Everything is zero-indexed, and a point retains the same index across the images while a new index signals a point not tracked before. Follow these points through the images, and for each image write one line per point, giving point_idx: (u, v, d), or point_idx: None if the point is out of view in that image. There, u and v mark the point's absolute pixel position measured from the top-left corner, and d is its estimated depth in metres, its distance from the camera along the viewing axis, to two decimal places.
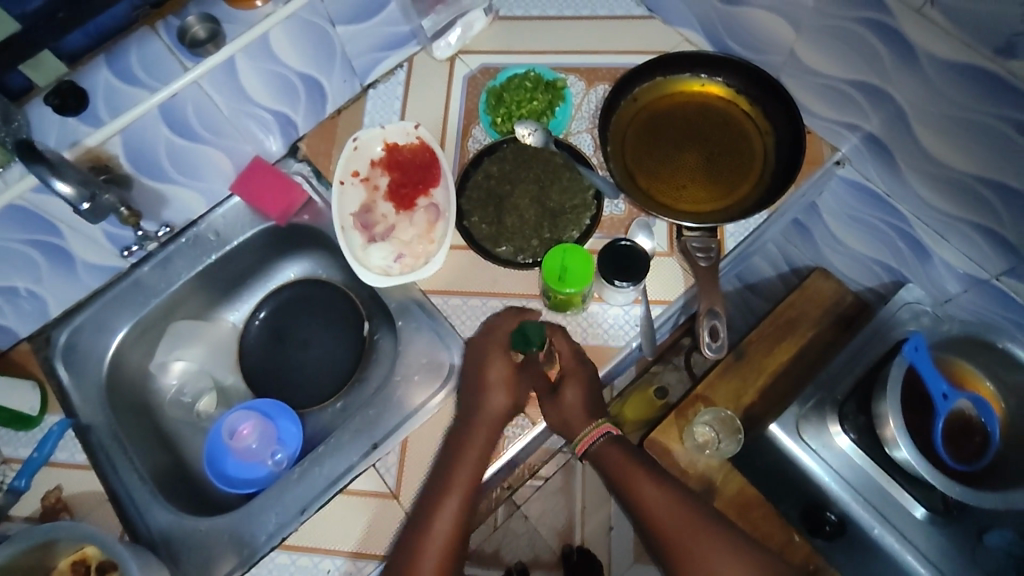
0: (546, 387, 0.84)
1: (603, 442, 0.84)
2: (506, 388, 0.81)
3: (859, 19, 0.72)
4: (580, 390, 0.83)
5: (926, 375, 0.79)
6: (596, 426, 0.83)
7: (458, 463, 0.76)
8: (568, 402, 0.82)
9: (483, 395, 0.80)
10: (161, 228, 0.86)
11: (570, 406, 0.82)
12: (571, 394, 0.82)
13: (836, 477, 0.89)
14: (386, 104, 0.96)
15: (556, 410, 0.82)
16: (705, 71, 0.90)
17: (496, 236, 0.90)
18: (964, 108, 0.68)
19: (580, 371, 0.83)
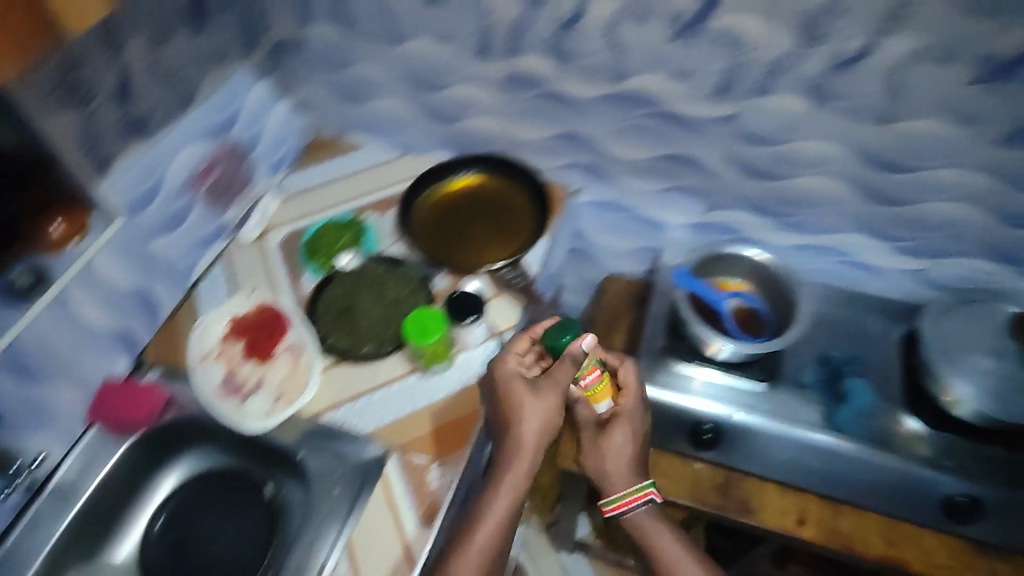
0: (592, 431, 0.89)
1: (643, 509, 0.85)
2: (545, 421, 0.83)
3: (533, 96, 1.00)
4: (627, 437, 0.88)
5: (702, 292, 1.01)
6: (636, 490, 0.85)
7: (495, 494, 0.80)
8: (613, 446, 0.88)
9: (523, 427, 0.82)
10: (35, 459, 0.83)
11: (615, 448, 0.87)
12: (619, 438, 0.88)
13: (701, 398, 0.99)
14: (217, 294, 1.00)
15: (596, 457, 0.88)
16: (459, 169, 1.08)
17: (356, 340, 0.94)
18: (620, 119, 0.98)
19: (632, 415, 0.89)
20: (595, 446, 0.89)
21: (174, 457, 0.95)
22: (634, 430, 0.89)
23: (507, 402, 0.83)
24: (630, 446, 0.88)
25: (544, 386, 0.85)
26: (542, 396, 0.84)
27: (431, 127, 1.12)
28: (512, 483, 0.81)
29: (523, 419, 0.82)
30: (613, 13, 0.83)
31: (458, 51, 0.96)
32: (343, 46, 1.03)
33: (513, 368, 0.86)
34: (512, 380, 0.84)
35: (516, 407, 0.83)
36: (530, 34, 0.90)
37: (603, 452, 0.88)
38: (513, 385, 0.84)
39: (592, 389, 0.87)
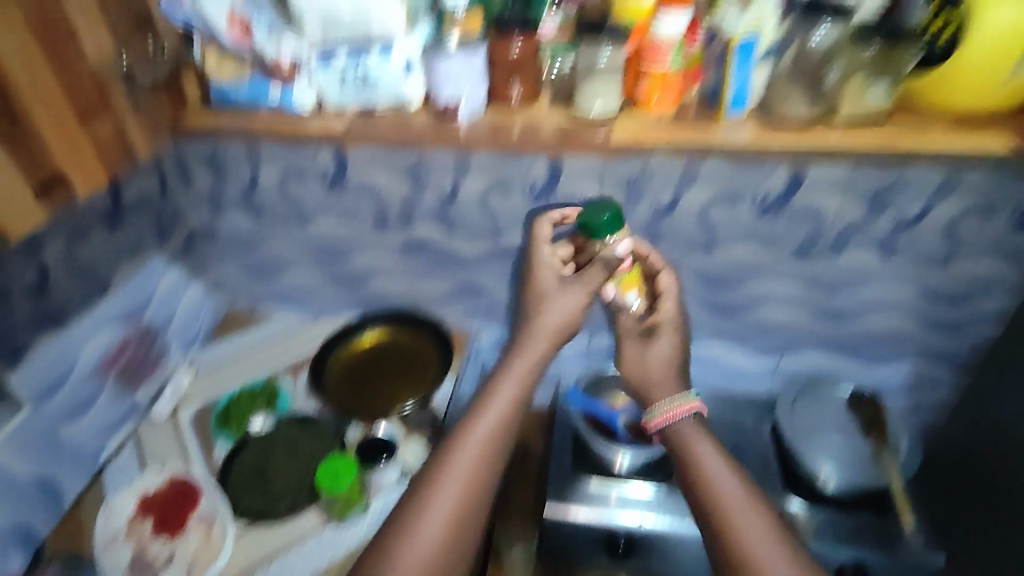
0: (633, 334, 1.00)
1: (687, 421, 0.87)
2: (568, 314, 0.95)
3: (427, 258, 1.14)
4: (667, 347, 0.97)
5: (592, 409, 1.13)
6: (680, 403, 0.88)
7: (484, 408, 0.85)
8: (651, 359, 0.96)
9: (543, 313, 0.95)
10: None
11: (654, 354, 0.96)
12: (660, 345, 0.97)
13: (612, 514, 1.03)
14: (125, 474, 1.00)
15: (639, 357, 0.97)
16: (364, 326, 1.18)
17: (270, 501, 0.96)
18: (504, 270, 1.13)
19: (672, 318, 1.00)
20: (638, 344, 0.98)
21: None
22: (673, 331, 0.99)
23: (538, 279, 0.99)
24: (671, 351, 0.97)
25: (588, 274, 0.96)
26: (566, 293, 0.96)
27: (338, 292, 1.23)
28: (509, 387, 0.87)
29: (546, 303, 0.96)
30: (482, 188, 1.01)
31: (357, 226, 1.11)
32: (253, 230, 1.15)
33: (548, 258, 1.00)
34: (549, 267, 0.99)
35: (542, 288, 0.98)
36: (418, 208, 1.06)
37: (644, 354, 0.96)
38: (541, 270, 1.00)
39: (625, 278, 0.98)
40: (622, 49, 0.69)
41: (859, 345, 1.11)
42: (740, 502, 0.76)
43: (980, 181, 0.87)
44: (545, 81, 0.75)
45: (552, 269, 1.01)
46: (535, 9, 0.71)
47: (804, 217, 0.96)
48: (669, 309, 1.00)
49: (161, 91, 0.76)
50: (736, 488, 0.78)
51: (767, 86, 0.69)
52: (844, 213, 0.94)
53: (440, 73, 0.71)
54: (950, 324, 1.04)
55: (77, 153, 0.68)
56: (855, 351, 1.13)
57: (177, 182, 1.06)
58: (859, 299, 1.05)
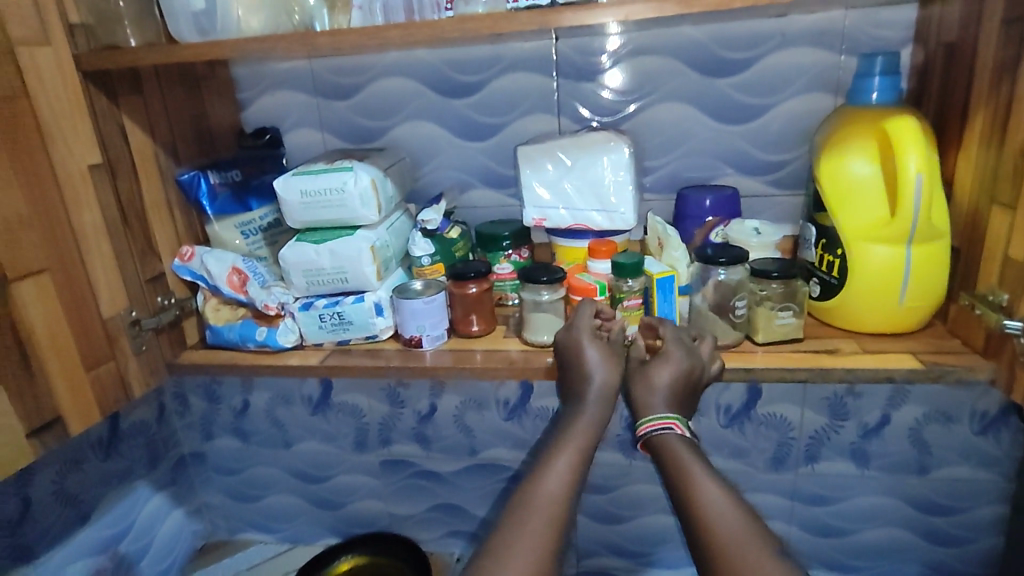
0: (636, 363, 0.74)
1: (671, 438, 0.67)
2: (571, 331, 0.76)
3: (410, 476, 1.16)
4: (677, 376, 0.70)
5: None
6: (658, 418, 0.69)
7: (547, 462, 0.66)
8: (657, 381, 0.71)
9: (592, 374, 0.72)
10: None
11: (651, 384, 0.71)
12: (662, 373, 0.71)
13: None
14: None
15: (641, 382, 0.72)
16: (341, 552, 1.15)
17: None
18: (483, 487, 1.14)
19: (686, 358, 0.71)
20: (637, 382, 0.72)
21: None
22: (684, 362, 0.71)
23: (563, 340, 0.74)
24: (678, 382, 0.70)
25: (613, 344, 0.74)
26: (610, 348, 0.74)
27: (319, 515, 1.22)
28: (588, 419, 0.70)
29: (582, 358, 0.72)
30: (458, 406, 1.08)
31: (340, 446, 1.15)
32: (242, 452, 1.19)
33: (587, 322, 0.74)
34: (581, 327, 0.74)
35: (568, 354, 0.73)
36: (397, 429, 1.12)
37: (642, 381, 0.71)
38: (573, 328, 0.74)
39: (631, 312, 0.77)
40: (560, 289, 0.80)
41: (860, 563, 1.05)
42: (739, 522, 0.58)
43: (926, 389, 0.92)
44: (504, 305, 0.90)
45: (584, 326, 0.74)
46: (493, 256, 0.88)
47: (767, 427, 0.98)
48: (676, 344, 0.72)
49: (166, 333, 0.86)
50: (728, 499, 0.60)
51: (692, 312, 0.78)
52: (806, 420, 0.97)
53: (410, 312, 0.80)
54: (948, 537, 0.99)
55: (79, 402, 0.72)
56: (857, 570, 1.06)
57: (175, 410, 1.16)
58: (846, 510, 1.01)
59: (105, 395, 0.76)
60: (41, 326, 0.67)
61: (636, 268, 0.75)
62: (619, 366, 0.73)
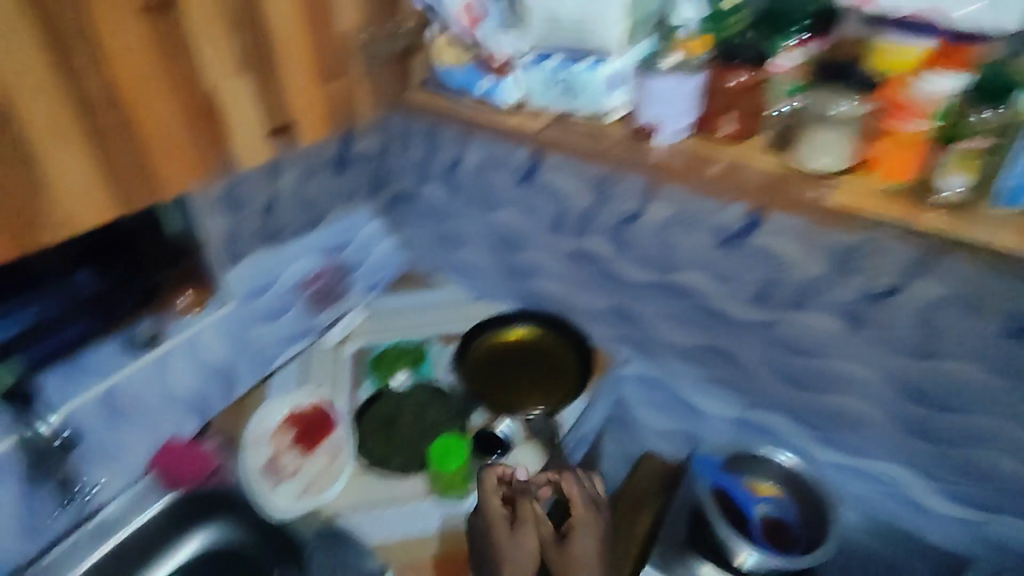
0: (550, 545, 0.83)
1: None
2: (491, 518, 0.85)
3: (597, 272, 1.13)
4: (591, 546, 0.83)
5: (729, 487, 1.03)
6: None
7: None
8: (579, 553, 0.82)
9: (504, 551, 0.82)
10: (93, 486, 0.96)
11: (575, 557, 0.82)
12: (580, 545, 0.83)
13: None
14: (288, 384, 1.16)
15: (564, 563, 0.82)
16: (514, 320, 1.22)
17: (386, 454, 1.02)
18: (669, 307, 1.07)
19: (591, 519, 0.86)
20: (557, 558, 0.82)
21: (201, 523, 1.01)
22: (593, 539, 0.84)
23: (490, 539, 0.84)
24: (594, 553, 0.83)
25: (525, 524, 0.84)
26: (521, 534, 0.83)
27: (504, 281, 1.28)
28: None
29: (505, 564, 0.81)
30: (668, 217, 0.97)
31: (535, 223, 1.14)
32: (445, 203, 1.23)
33: (499, 506, 0.86)
34: (497, 515, 0.85)
35: (498, 551, 0.82)
36: (596, 223, 1.06)
37: (567, 561, 0.81)
38: (495, 529, 0.84)
39: (963, 152, 0.66)
40: (873, 100, 0.71)
41: None
42: None
43: None
44: (765, 116, 0.76)
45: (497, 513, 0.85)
46: (772, 47, 0.75)
47: None
48: (581, 508, 0.86)
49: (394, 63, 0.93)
50: None
51: None
52: None
53: (652, 92, 0.75)
54: None
55: (305, 106, 0.86)
56: None
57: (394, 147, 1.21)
58: None
59: (325, 108, 0.89)
60: (287, 15, 0.78)
61: (1008, 91, 0.65)
62: (540, 542, 0.83)
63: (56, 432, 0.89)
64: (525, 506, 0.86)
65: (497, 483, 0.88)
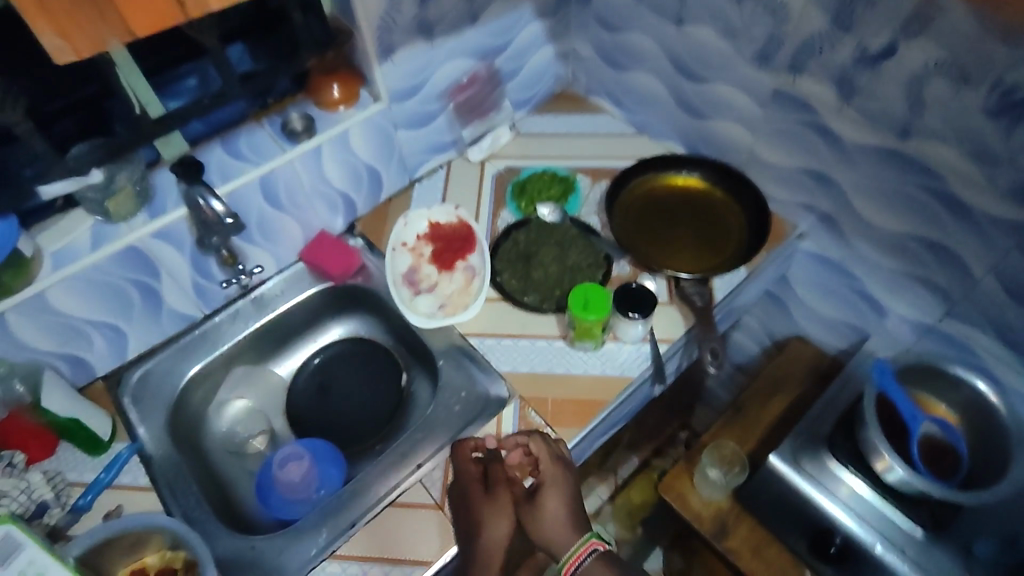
0: (523, 502, 0.77)
1: (593, 563, 0.70)
2: (460, 476, 0.79)
3: (800, 122, 0.92)
4: (561, 501, 0.76)
5: (898, 400, 0.88)
6: (576, 547, 0.72)
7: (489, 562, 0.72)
8: (549, 513, 0.75)
9: (475, 511, 0.76)
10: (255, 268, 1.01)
11: (546, 514, 0.75)
12: (551, 502, 0.76)
13: (852, 515, 0.91)
14: (430, 196, 1.13)
15: (538, 526, 0.75)
16: (682, 166, 1.07)
17: (523, 287, 0.98)
18: (887, 180, 0.88)
19: (560, 477, 0.77)
20: (530, 519, 0.76)
21: (340, 317, 1.10)
22: (565, 491, 0.77)
23: (465, 503, 0.77)
24: (567, 506, 0.76)
25: (497, 488, 0.77)
26: (494, 498, 0.76)
27: (677, 116, 1.10)
28: (490, 541, 0.73)
29: (484, 525, 0.74)
30: (931, 62, 0.75)
31: (737, 49, 0.92)
32: (627, 9, 1.03)
33: (473, 470, 0.79)
34: (468, 475, 0.79)
35: (475, 514, 0.75)
36: (822, 57, 0.84)
37: (536, 518, 0.75)
38: (470, 496, 0.77)
39: None
40: None
41: None
42: None
43: None
44: None
45: (467, 473, 0.79)
46: None
47: None
48: (549, 470, 0.77)
49: None
50: None
51: None
52: None
53: None
54: None
55: None
56: None
57: None
58: None
59: None
60: None
61: None
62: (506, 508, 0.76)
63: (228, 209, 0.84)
64: (496, 470, 0.79)
65: (471, 456, 0.80)
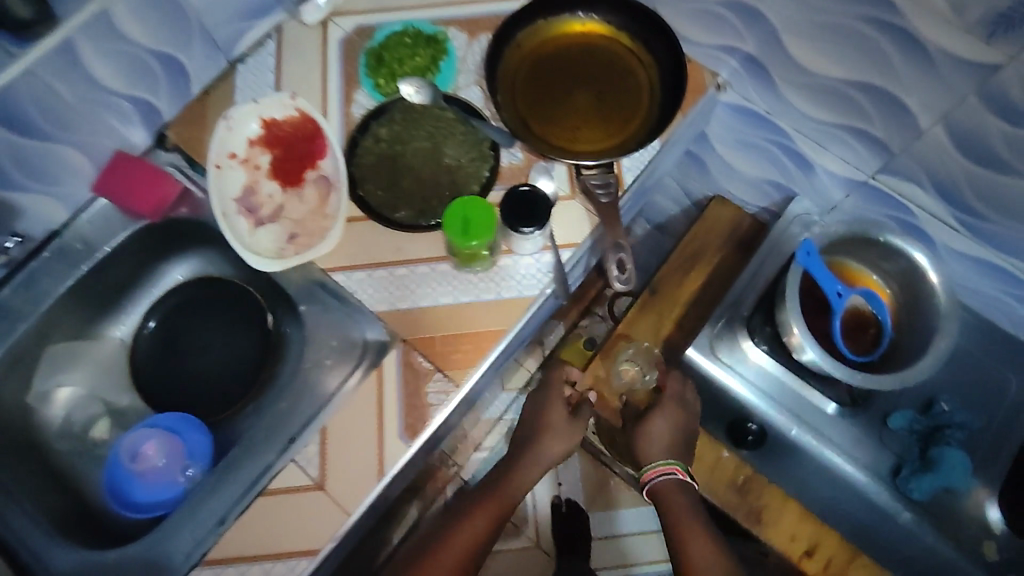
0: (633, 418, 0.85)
1: (667, 482, 0.78)
2: (553, 399, 0.86)
3: None
4: (666, 426, 0.82)
5: (823, 279, 0.77)
6: (657, 462, 0.79)
7: (529, 467, 0.82)
8: (652, 430, 0.82)
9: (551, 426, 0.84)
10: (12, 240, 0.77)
11: (649, 432, 0.81)
12: (658, 424, 0.82)
13: (761, 396, 0.86)
14: (258, 83, 0.86)
15: (637, 436, 0.82)
16: (583, 8, 0.83)
17: (393, 199, 0.79)
18: (824, 12, 0.67)
19: (676, 409, 0.84)
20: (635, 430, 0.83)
21: (177, 255, 0.89)
22: (673, 421, 0.83)
23: (542, 410, 0.86)
24: (669, 434, 0.82)
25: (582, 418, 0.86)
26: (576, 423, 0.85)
27: None
28: (547, 451, 0.83)
29: (550, 436, 0.84)
30: None
31: None
32: None
33: (561, 392, 0.88)
34: (558, 394, 0.87)
35: (550, 421, 0.85)
36: None
37: (639, 432, 0.82)
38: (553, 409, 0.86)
39: None
40: None
41: None
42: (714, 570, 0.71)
43: None
44: None
45: (561, 389, 0.88)
46: None
47: None
48: (673, 398, 0.84)
49: None
50: (709, 552, 0.72)
51: None
52: None
53: None
54: None
55: None
56: None
57: None
58: None
59: None
60: None
61: None
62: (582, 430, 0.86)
63: None
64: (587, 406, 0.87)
65: (564, 379, 0.89)
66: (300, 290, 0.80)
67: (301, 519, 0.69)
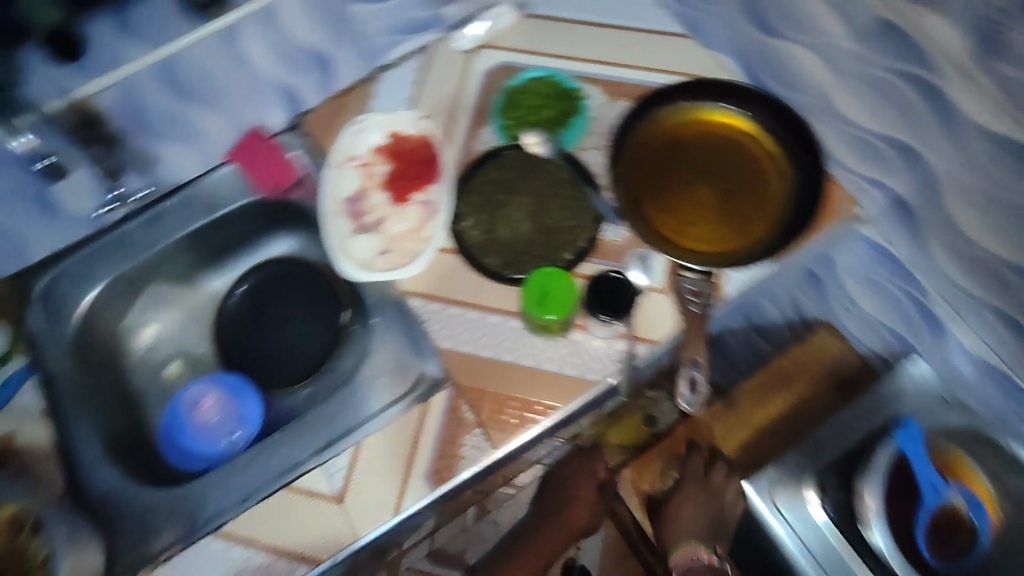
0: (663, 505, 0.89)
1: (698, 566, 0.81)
2: (575, 470, 0.93)
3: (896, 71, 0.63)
4: (696, 511, 0.85)
5: (917, 466, 0.78)
6: (687, 547, 0.82)
7: (559, 531, 0.92)
8: (680, 515, 0.86)
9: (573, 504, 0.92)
10: (144, 188, 0.86)
11: (676, 516, 0.86)
12: (687, 510, 0.85)
13: (808, 557, 0.78)
14: (397, 94, 0.88)
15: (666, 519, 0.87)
16: (734, 101, 0.79)
17: (486, 243, 0.79)
18: (1001, 184, 0.60)
19: (706, 498, 0.86)
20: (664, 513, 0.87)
21: (284, 231, 0.93)
22: (704, 509, 0.86)
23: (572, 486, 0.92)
24: (700, 521, 0.85)
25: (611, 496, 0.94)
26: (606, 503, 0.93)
27: (738, 24, 0.79)
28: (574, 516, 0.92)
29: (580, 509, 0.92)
30: None
31: None
32: None
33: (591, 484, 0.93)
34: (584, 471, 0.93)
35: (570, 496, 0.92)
36: None
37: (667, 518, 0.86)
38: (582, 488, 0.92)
39: None
40: None
41: None
42: None
43: None
44: None
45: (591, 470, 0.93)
46: None
47: None
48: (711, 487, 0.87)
49: None
50: None
51: None
52: None
53: None
54: None
55: None
56: None
57: None
58: None
59: None
60: None
61: None
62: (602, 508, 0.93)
63: (39, 148, 0.74)
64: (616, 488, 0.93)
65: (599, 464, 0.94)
66: (381, 299, 0.81)
67: (311, 526, 0.70)
